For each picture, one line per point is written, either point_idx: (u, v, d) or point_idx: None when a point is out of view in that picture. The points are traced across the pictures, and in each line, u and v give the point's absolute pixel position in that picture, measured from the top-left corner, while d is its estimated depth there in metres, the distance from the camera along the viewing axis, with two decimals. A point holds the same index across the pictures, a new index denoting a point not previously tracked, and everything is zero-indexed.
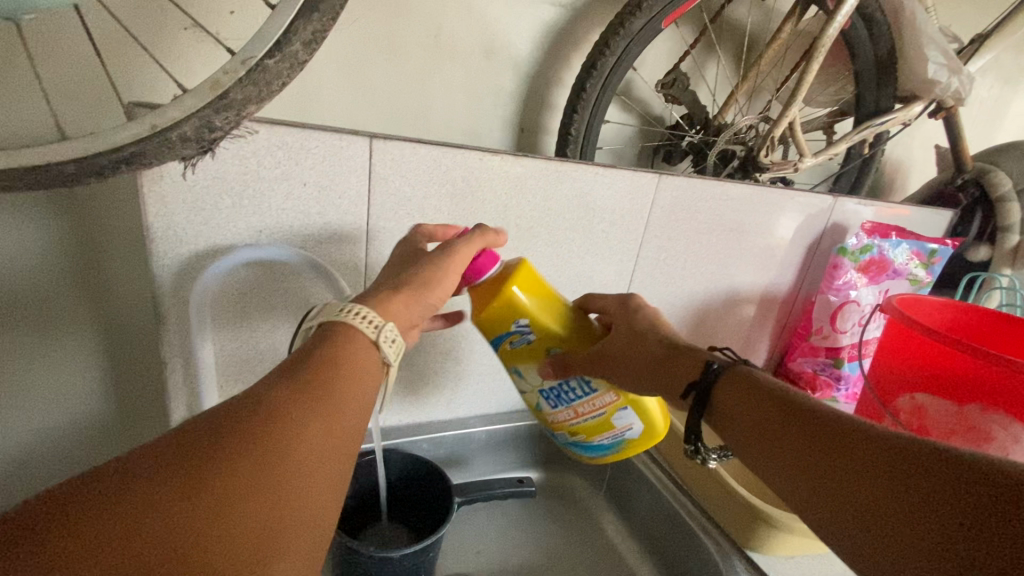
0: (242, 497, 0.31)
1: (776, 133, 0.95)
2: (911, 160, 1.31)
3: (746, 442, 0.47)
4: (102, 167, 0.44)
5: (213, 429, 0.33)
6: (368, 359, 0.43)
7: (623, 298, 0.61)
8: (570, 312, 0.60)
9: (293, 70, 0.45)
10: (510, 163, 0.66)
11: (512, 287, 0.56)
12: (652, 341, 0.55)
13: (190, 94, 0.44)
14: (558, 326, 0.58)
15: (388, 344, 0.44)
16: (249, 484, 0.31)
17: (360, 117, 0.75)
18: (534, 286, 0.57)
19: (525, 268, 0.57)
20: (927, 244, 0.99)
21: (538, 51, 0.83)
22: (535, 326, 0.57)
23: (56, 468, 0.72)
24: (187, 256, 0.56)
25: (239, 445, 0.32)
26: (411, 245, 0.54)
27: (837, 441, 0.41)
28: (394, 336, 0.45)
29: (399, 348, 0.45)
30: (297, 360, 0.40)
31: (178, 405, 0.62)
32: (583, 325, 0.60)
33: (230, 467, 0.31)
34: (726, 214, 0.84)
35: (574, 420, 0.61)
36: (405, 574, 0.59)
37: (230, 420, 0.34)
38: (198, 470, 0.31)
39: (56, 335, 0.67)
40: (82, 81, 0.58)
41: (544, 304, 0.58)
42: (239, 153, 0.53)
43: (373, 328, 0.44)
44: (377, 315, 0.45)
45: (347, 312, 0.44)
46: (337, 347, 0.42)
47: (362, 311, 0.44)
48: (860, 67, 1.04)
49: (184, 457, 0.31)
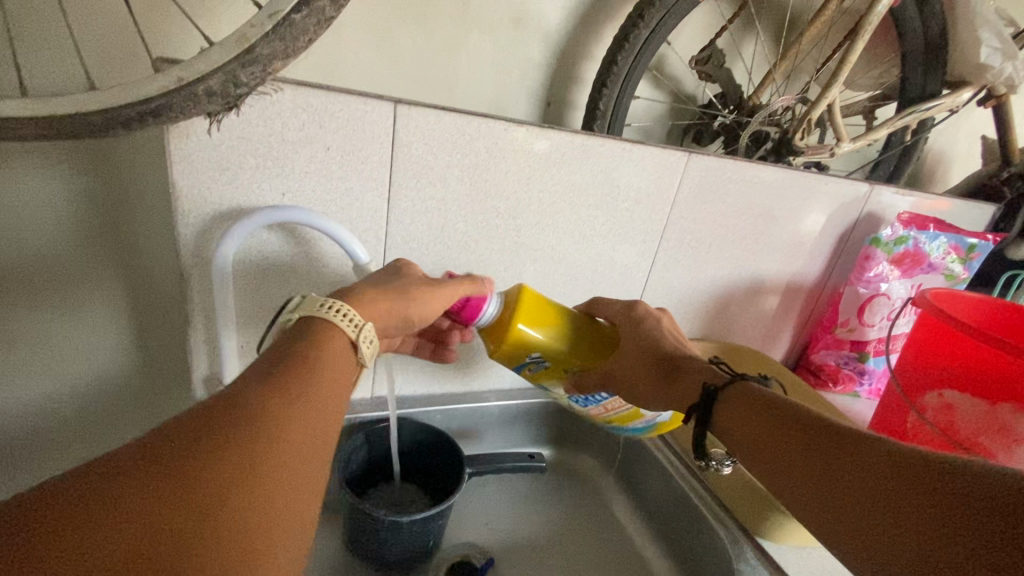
0: (238, 484, 0.31)
1: (814, 116, 0.92)
2: (953, 151, 1.25)
3: (748, 454, 0.47)
4: (128, 119, 0.44)
5: (204, 417, 0.33)
6: (347, 357, 0.44)
7: (629, 304, 0.63)
8: (583, 326, 0.61)
9: (320, 26, 0.44)
10: (536, 135, 0.65)
11: (519, 325, 0.58)
12: (652, 361, 0.57)
13: (216, 48, 0.43)
14: (573, 350, 0.60)
15: (366, 344, 0.46)
16: (246, 471, 0.32)
17: (385, 83, 0.74)
18: (541, 315, 0.59)
19: (528, 297, 0.58)
20: (966, 239, 0.95)
21: (569, 21, 0.81)
22: (548, 355, 0.60)
23: (80, 417, 0.74)
24: (210, 215, 0.56)
25: (229, 430, 0.33)
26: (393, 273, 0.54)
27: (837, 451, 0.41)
28: (372, 336, 0.46)
29: (374, 349, 0.47)
30: (279, 355, 0.41)
31: (198, 363, 0.63)
32: (596, 338, 0.61)
33: (223, 457, 0.31)
34: (756, 198, 0.82)
35: (606, 414, 0.63)
36: (413, 540, 0.60)
37: (220, 411, 0.34)
38: (191, 461, 0.30)
39: (84, 288, 0.68)
40: (112, 35, 0.58)
41: (550, 329, 0.59)
42: (264, 112, 0.53)
43: (353, 326, 0.45)
44: (357, 315, 0.46)
45: (327, 308, 0.45)
46: (322, 341, 0.43)
47: (338, 305, 0.45)
48: (908, 48, 0.98)
49: (174, 447, 0.31)
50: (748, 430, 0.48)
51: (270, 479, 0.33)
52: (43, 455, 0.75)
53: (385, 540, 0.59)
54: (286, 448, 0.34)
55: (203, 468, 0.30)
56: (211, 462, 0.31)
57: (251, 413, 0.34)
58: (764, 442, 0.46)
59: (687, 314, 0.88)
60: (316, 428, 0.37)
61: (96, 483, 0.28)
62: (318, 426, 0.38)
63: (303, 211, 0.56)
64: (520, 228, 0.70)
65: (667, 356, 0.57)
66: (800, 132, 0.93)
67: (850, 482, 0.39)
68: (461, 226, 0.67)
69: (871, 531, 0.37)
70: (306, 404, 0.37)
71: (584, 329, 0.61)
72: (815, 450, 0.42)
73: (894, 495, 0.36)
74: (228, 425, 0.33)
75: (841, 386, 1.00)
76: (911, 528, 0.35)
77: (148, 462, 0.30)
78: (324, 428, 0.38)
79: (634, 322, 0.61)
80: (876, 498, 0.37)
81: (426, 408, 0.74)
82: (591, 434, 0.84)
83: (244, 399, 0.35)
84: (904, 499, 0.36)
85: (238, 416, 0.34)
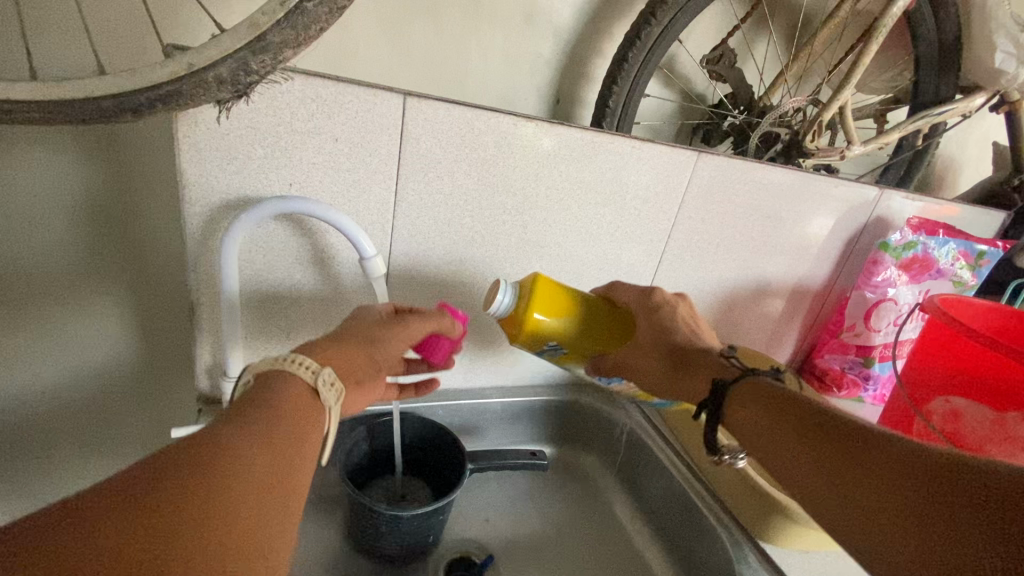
0: (195, 521, 0.30)
1: (825, 117, 0.91)
2: (964, 157, 1.24)
3: (766, 454, 0.48)
4: (138, 104, 0.43)
5: (168, 456, 0.33)
6: (311, 407, 0.43)
7: (646, 290, 0.62)
8: (598, 312, 0.61)
9: (332, 14, 0.43)
10: (545, 131, 0.64)
11: (532, 316, 0.58)
12: (663, 352, 0.58)
13: (227, 34, 0.43)
14: (588, 337, 0.60)
15: (327, 388, 0.45)
16: (204, 508, 0.31)
17: (394, 75, 0.73)
18: (555, 303, 0.59)
19: (539, 288, 0.58)
20: (976, 245, 0.94)
21: (580, 17, 0.80)
22: (562, 342, 0.60)
23: (84, 403, 0.75)
24: (217, 204, 0.56)
25: (191, 468, 0.32)
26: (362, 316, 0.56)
27: (850, 451, 0.42)
28: (332, 379, 0.46)
29: (338, 391, 0.46)
30: (244, 402, 0.40)
31: (202, 353, 0.63)
32: (610, 321, 0.61)
33: (181, 481, 0.31)
34: (764, 201, 0.81)
35: (627, 390, 0.66)
36: (414, 534, 0.60)
37: (184, 450, 0.34)
38: (149, 495, 0.30)
39: (89, 275, 0.68)
40: (123, 21, 0.58)
41: (562, 317, 0.59)
42: (273, 102, 0.53)
43: (311, 372, 0.45)
44: (315, 361, 0.46)
45: (285, 360, 0.45)
46: (280, 392, 0.42)
47: (300, 358, 0.45)
48: (922, 51, 0.97)
49: (132, 483, 0.30)
50: (764, 429, 0.49)
51: (232, 519, 0.32)
52: (46, 440, 0.75)
53: (384, 534, 0.59)
54: (252, 488, 0.34)
55: (163, 504, 0.30)
56: (166, 500, 0.30)
57: (216, 452, 0.34)
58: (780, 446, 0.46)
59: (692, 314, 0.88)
60: (286, 472, 0.37)
61: (46, 522, 0.27)
62: (290, 470, 0.37)
63: (307, 202, 0.55)
64: (527, 224, 0.70)
65: (679, 348, 0.58)
66: (811, 134, 0.92)
67: (869, 490, 0.39)
68: (467, 220, 0.66)
69: (891, 540, 0.37)
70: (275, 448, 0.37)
71: (599, 314, 0.61)
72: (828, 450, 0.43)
73: (912, 495, 0.37)
74: (193, 462, 0.33)
75: (846, 391, 0.99)
76: (931, 534, 0.35)
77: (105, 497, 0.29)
78: (296, 470, 0.38)
79: (651, 309, 0.60)
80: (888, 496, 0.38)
81: (428, 403, 0.74)
82: (593, 433, 0.84)
83: (212, 440, 0.35)
84: (924, 504, 0.36)
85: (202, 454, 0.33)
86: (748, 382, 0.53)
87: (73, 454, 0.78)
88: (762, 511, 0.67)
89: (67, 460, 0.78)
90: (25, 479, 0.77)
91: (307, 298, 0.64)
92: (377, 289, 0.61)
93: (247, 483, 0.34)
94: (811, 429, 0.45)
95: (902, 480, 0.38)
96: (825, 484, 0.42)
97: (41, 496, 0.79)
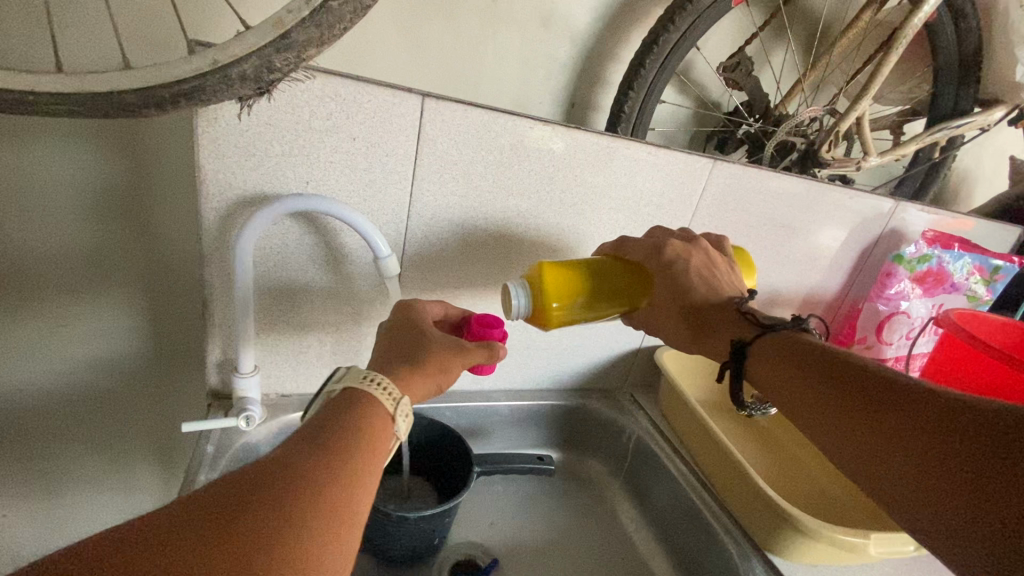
0: (245, 561, 0.30)
1: (842, 128, 0.91)
2: (979, 170, 1.23)
3: (790, 406, 0.49)
4: (161, 99, 0.44)
5: (236, 482, 0.34)
6: (384, 432, 0.42)
7: (655, 246, 0.58)
8: (611, 274, 0.57)
9: (356, 14, 0.43)
10: (561, 135, 0.64)
11: (551, 308, 0.54)
12: (679, 311, 0.56)
13: (253, 31, 0.43)
14: (612, 303, 0.57)
15: (403, 419, 0.43)
16: (259, 541, 0.31)
17: (411, 76, 0.74)
18: (567, 283, 0.55)
19: (547, 277, 0.55)
20: (992, 260, 0.93)
21: (598, 22, 0.80)
22: (592, 318, 0.57)
23: (93, 395, 0.75)
24: (233, 200, 0.56)
25: (253, 493, 0.33)
26: (416, 322, 0.52)
27: (869, 409, 0.44)
28: (409, 411, 0.44)
29: (411, 422, 0.45)
30: (322, 421, 0.41)
31: (213, 348, 0.63)
32: (626, 283, 0.57)
33: (245, 501, 0.33)
34: (778, 210, 0.81)
35: None
36: (420, 536, 0.60)
37: (249, 475, 0.34)
38: (214, 517, 0.31)
39: (101, 266, 0.68)
40: (145, 16, 0.58)
41: (579, 293, 0.55)
42: (294, 100, 0.53)
43: (391, 400, 0.43)
44: (396, 388, 0.45)
45: (368, 380, 0.44)
46: (358, 416, 0.41)
47: (381, 378, 0.44)
48: (941, 63, 0.96)
49: (196, 514, 0.32)
50: (786, 385, 0.49)
51: (279, 558, 0.31)
52: (54, 430, 0.75)
53: (391, 534, 0.59)
54: (316, 510, 0.34)
55: (224, 520, 0.31)
56: (226, 523, 0.31)
57: (281, 479, 0.34)
58: (803, 400, 0.48)
59: None
60: (347, 480, 0.36)
61: (113, 544, 0.29)
62: (358, 486, 0.37)
63: (315, 201, 0.55)
64: (540, 228, 0.69)
65: (693, 306, 0.56)
66: (827, 144, 0.92)
67: (887, 442, 0.42)
68: (481, 223, 0.66)
69: (911, 487, 0.39)
70: (344, 470, 0.37)
71: (613, 275, 0.57)
72: (846, 408, 0.45)
73: (930, 451, 0.39)
74: (258, 487, 0.34)
75: None
76: (957, 484, 0.37)
77: (179, 520, 0.31)
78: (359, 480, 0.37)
79: (663, 267, 0.57)
80: (906, 454, 0.40)
81: (435, 404, 0.74)
82: (600, 439, 0.84)
83: (283, 459, 0.36)
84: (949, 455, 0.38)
85: (269, 481, 0.34)
86: (766, 338, 0.53)
87: (80, 445, 0.78)
88: (772, 526, 0.63)
89: (75, 452, 0.78)
90: (34, 469, 0.77)
91: (319, 296, 0.64)
92: (390, 288, 0.61)
93: (305, 512, 0.33)
94: (827, 387, 0.46)
95: (921, 438, 0.40)
96: (853, 438, 0.44)
97: (48, 488, 0.79)
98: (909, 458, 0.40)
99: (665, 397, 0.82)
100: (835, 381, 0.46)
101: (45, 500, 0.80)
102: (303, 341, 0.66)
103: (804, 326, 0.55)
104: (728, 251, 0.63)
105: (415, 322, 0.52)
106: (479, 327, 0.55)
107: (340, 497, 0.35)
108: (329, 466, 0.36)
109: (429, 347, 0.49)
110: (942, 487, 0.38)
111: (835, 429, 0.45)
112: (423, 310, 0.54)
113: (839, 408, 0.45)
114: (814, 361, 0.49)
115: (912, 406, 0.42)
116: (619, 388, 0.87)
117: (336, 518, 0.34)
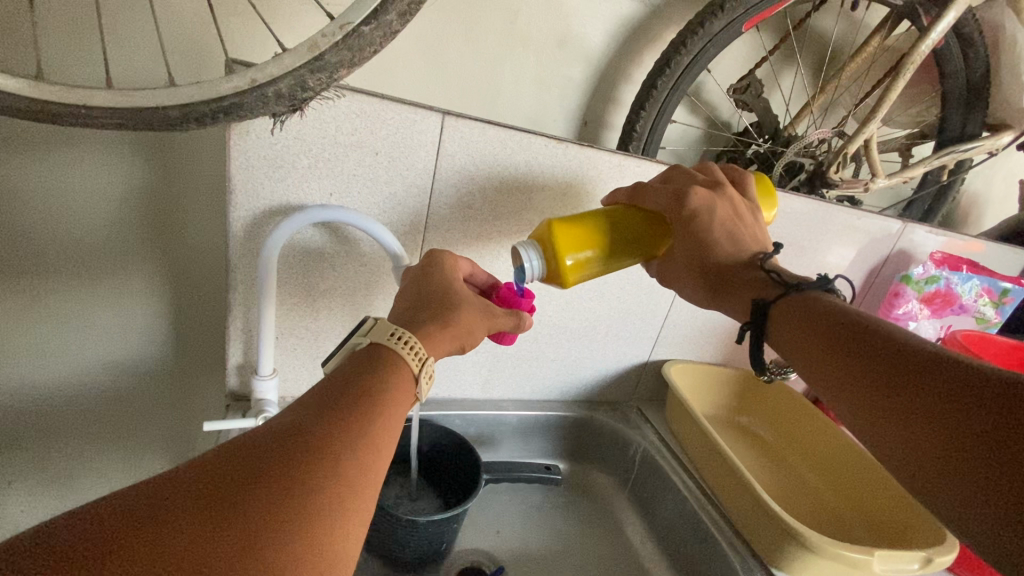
0: (262, 526, 0.32)
1: (849, 150, 0.92)
2: (989, 194, 1.24)
3: (806, 376, 0.48)
4: (202, 115, 0.46)
5: (246, 448, 0.35)
6: (406, 389, 0.44)
7: (676, 196, 0.55)
8: (627, 221, 0.57)
9: (386, 38, 0.46)
10: (574, 151, 0.66)
11: (567, 263, 0.54)
12: (699, 267, 0.54)
13: (290, 53, 0.46)
14: (628, 253, 0.57)
15: (426, 379, 0.46)
16: (281, 499, 0.33)
17: (432, 95, 0.77)
18: (579, 236, 0.55)
19: (560, 233, 0.54)
20: (1000, 282, 0.93)
21: (612, 45, 0.83)
22: (606, 268, 0.57)
23: (113, 392, 0.77)
24: (262, 209, 0.59)
25: (270, 458, 0.35)
26: (442, 283, 0.53)
27: (876, 384, 0.42)
28: (433, 371, 0.47)
29: (431, 384, 0.47)
30: (342, 380, 0.42)
31: (234, 351, 0.65)
32: (639, 231, 0.57)
33: (263, 464, 0.34)
34: (785, 229, 0.82)
35: None
36: (428, 540, 0.61)
37: (264, 440, 0.36)
38: (235, 478, 0.33)
39: (127, 269, 0.71)
40: (183, 36, 0.61)
41: (591, 244, 0.55)
42: (323, 116, 0.56)
43: (417, 360, 0.46)
44: (422, 347, 0.47)
45: (394, 339, 0.46)
46: (383, 372, 0.44)
47: (405, 336, 0.46)
48: (950, 88, 0.98)
49: (191, 498, 0.32)
50: (800, 353, 0.48)
51: (289, 539, 0.32)
52: (75, 424, 0.78)
53: (402, 538, 0.60)
54: (334, 468, 0.35)
55: (247, 480, 0.33)
56: (251, 482, 0.33)
57: (291, 447, 0.35)
58: (818, 373, 0.46)
59: (712, 341, 0.87)
60: (361, 439, 0.38)
61: (130, 509, 0.31)
62: (374, 446, 0.38)
63: (325, 212, 0.57)
64: None
65: (714, 264, 0.53)
66: (835, 165, 0.93)
67: (892, 418, 0.41)
68: (496, 235, 0.68)
69: (910, 463, 0.39)
70: (354, 431, 0.38)
71: (627, 223, 0.57)
72: (852, 381, 0.44)
73: (931, 432, 0.38)
74: (273, 451, 0.35)
75: None
76: (948, 465, 0.37)
77: (202, 481, 0.33)
78: (372, 436, 0.38)
79: (685, 219, 0.54)
80: (906, 431, 0.40)
81: (446, 412, 0.76)
82: (607, 450, 0.85)
83: (295, 424, 0.37)
84: (974, 437, 0.36)
85: (274, 452, 0.35)
86: (779, 308, 0.50)
87: (98, 440, 0.81)
88: (777, 540, 0.64)
89: (96, 449, 0.81)
90: (59, 465, 0.81)
91: (337, 302, 0.67)
92: None
93: (324, 483, 0.34)
94: (839, 358, 0.45)
95: (922, 416, 0.39)
96: (857, 414, 0.43)
97: (71, 482, 0.83)
98: (919, 436, 0.39)
99: (670, 410, 0.83)
100: (844, 357, 0.45)
101: (66, 495, 0.83)
102: (322, 346, 0.69)
103: (829, 286, 0.52)
104: (752, 193, 0.59)
105: (445, 284, 0.53)
106: (506, 295, 0.57)
107: (354, 463, 0.36)
108: (340, 427, 0.37)
109: (461, 308, 0.51)
110: (939, 467, 0.37)
111: (848, 399, 0.44)
112: (449, 264, 0.56)
113: (846, 380, 0.44)
114: (829, 329, 0.47)
115: (924, 378, 0.40)
116: (627, 402, 0.88)
117: (356, 476, 0.36)
